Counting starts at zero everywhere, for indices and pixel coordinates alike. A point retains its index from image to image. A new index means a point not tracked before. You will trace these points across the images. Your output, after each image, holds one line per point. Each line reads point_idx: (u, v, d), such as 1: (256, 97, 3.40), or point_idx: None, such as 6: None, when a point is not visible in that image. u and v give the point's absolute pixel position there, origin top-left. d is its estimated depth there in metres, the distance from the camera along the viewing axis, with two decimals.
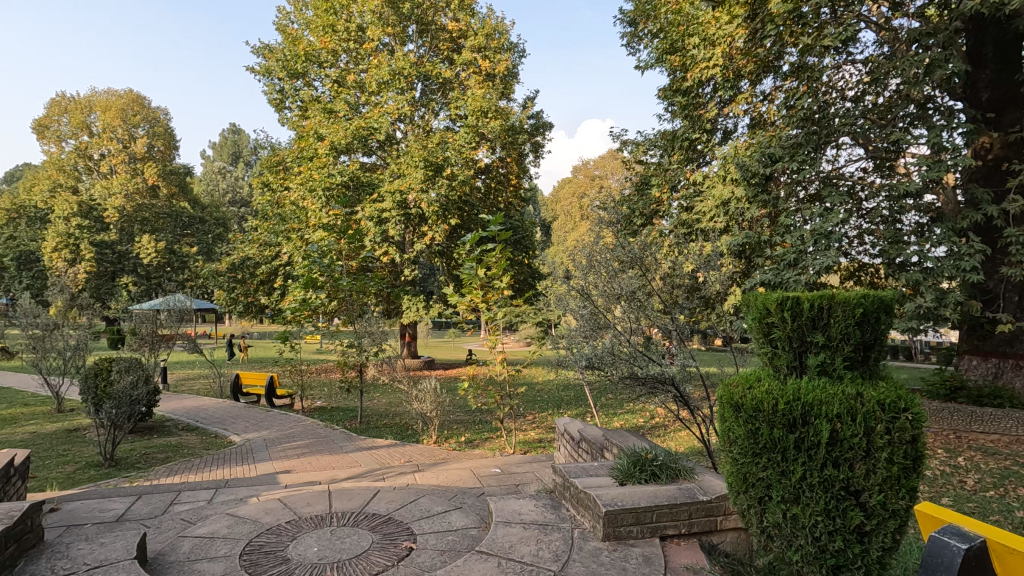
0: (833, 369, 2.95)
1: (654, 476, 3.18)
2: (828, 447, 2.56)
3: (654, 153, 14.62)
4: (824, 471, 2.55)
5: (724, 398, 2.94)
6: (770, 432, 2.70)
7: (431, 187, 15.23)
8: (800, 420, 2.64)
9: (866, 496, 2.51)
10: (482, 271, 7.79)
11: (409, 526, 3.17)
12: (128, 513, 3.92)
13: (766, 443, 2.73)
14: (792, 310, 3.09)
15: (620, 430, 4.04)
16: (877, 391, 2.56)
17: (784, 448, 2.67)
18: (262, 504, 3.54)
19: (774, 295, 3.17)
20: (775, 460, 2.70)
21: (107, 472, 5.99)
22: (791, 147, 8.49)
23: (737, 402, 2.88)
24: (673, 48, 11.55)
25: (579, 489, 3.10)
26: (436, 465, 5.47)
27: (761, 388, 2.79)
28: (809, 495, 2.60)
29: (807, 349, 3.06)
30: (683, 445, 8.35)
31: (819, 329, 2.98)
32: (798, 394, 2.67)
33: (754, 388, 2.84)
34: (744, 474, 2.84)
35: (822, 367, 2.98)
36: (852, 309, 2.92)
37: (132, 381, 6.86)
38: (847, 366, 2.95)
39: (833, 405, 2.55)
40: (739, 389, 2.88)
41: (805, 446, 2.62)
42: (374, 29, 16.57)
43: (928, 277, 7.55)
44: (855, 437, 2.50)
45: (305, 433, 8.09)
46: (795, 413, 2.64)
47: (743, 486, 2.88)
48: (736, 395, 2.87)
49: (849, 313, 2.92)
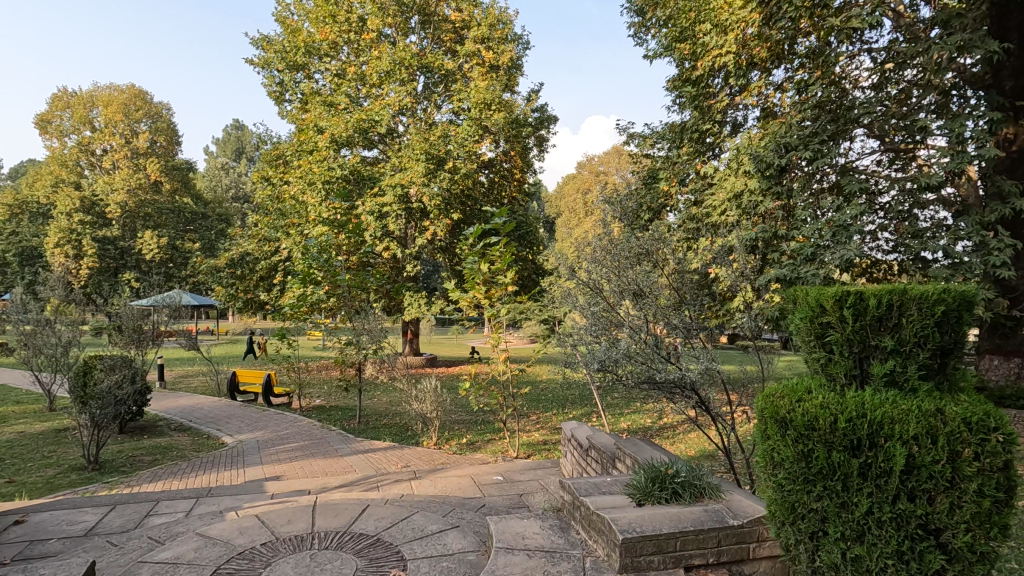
0: (904, 380, 2.67)
1: (676, 495, 2.85)
2: (902, 476, 2.27)
3: (662, 146, 14.26)
4: (896, 504, 2.27)
5: (766, 409, 2.70)
6: (828, 455, 2.44)
7: (433, 181, 14.90)
8: (867, 441, 2.36)
9: (949, 536, 2.20)
10: (485, 266, 7.47)
11: (399, 550, 2.85)
12: (98, 527, 3.63)
13: (824, 468, 2.45)
14: (854, 307, 2.78)
15: (634, 438, 3.70)
16: (960, 407, 2.26)
17: (846, 477, 2.39)
18: (238, 522, 3.22)
19: (832, 291, 2.87)
20: (833, 489, 2.43)
21: (90, 476, 5.71)
22: (807, 136, 8.11)
23: (783, 417, 2.63)
24: (681, 36, 11.18)
25: (591, 510, 2.77)
26: (434, 471, 5.15)
27: (815, 402, 2.55)
28: (877, 533, 2.31)
29: (870, 355, 2.77)
30: (693, 448, 8.03)
31: (888, 331, 2.69)
32: (864, 411, 2.40)
33: (806, 401, 2.59)
34: (794, 504, 2.58)
35: (890, 377, 2.70)
36: (931, 305, 2.60)
37: (115, 382, 6.55)
38: (921, 377, 2.67)
39: (909, 424, 2.27)
40: (787, 403, 2.63)
41: (873, 474, 2.34)
42: (375, 19, 16.26)
43: (953, 274, 7.18)
44: (936, 464, 2.20)
45: (301, 434, 7.80)
46: (861, 433, 2.37)
47: (790, 517, 2.62)
48: (782, 409, 2.63)
49: (928, 312, 2.60)
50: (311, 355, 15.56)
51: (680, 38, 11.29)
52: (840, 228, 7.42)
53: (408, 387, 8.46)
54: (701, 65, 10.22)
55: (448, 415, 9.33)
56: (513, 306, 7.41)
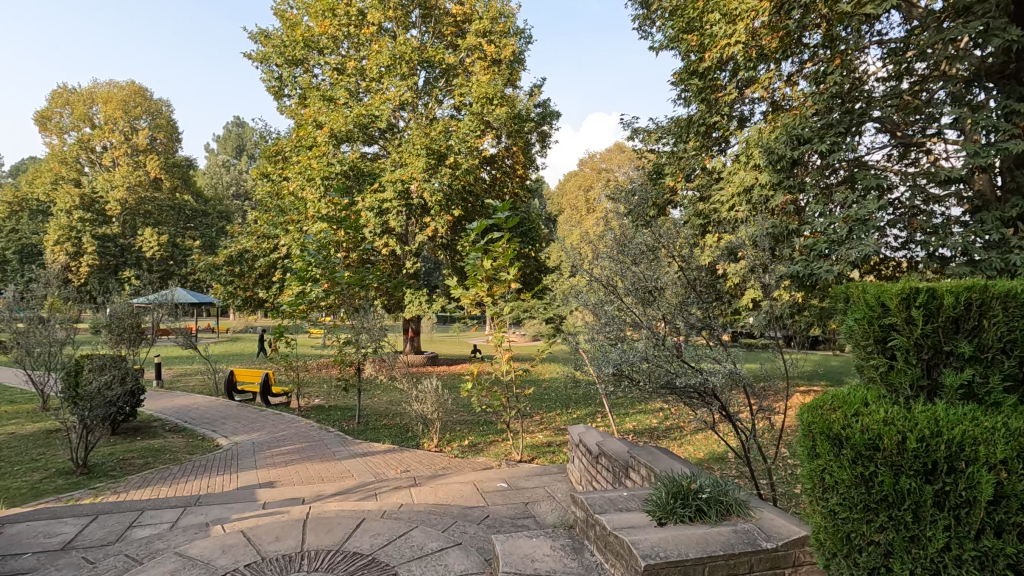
0: (985, 391, 2.48)
1: (700, 513, 2.61)
2: (988, 506, 1.95)
3: (667, 140, 14.02)
4: (980, 540, 1.94)
5: (818, 425, 2.41)
6: (895, 480, 2.13)
7: (434, 176, 14.67)
8: (943, 465, 2.04)
9: None
10: (488, 263, 7.24)
11: (395, 573, 2.61)
12: (76, 540, 3.41)
13: (889, 494, 2.14)
14: (926, 307, 2.58)
15: (649, 447, 3.46)
16: None
17: (916, 506, 2.09)
18: (222, 539, 2.99)
19: (898, 288, 2.66)
20: (900, 519, 2.12)
21: (77, 480, 5.50)
22: (820, 128, 7.85)
23: (837, 435, 2.33)
24: (688, 27, 10.92)
25: (608, 531, 2.54)
26: (435, 477, 4.92)
27: (876, 418, 2.24)
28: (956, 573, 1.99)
29: (943, 362, 2.58)
30: (702, 450, 7.79)
31: (966, 335, 2.51)
32: (938, 428, 2.08)
33: (864, 415, 2.29)
34: (849, 535, 2.29)
35: (969, 386, 2.51)
36: (1020, 305, 2.42)
37: (103, 384, 6.31)
38: (1006, 387, 2.47)
39: (996, 446, 1.94)
40: (842, 418, 2.34)
41: (950, 503, 2.02)
42: (375, 13, 16.03)
43: (974, 271, 6.92)
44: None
45: (298, 435, 7.59)
46: (936, 456, 2.05)
47: (844, 547, 2.33)
48: (835, 424, 2.34)
49: (1019, 312, 2.42)
50: (311, 353, 15.35)
51: (687, 30, 11.03)
52: (857, 222, 7.20)
53: (408, 387, 8.24)
54: (708, 56, 9.96)
55: (449, 415, 9.11)
56: (516, 304, 7.18)
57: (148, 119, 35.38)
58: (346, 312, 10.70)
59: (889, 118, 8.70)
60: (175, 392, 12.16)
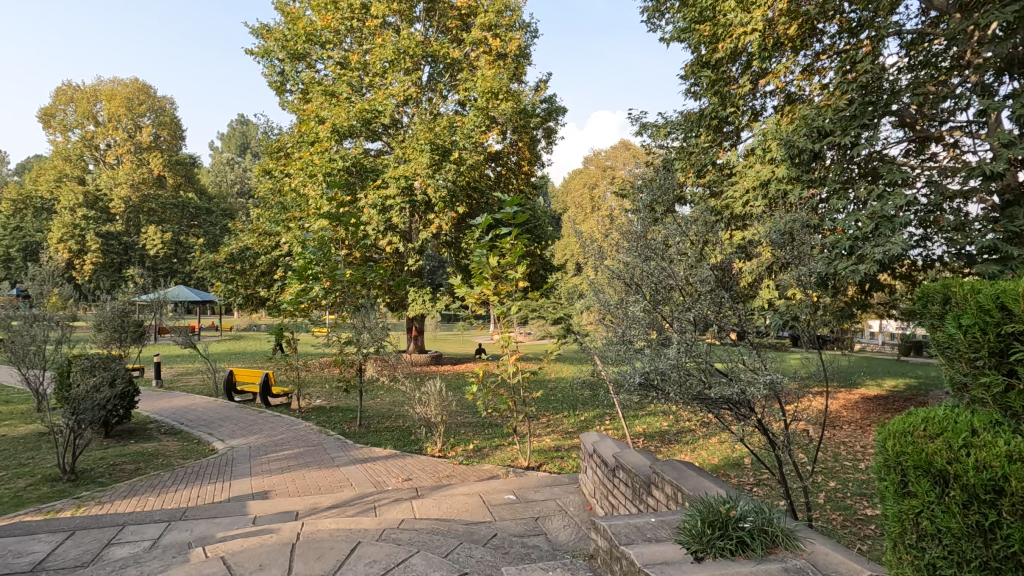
0: None
1: (743, 545, 2.30)
2: None
3: (676, 136, 13.69)
4: None
5: (912, 460, 2.05)
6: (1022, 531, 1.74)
7: (438, 172, 14.38)
8: None
9: None
10: (494, 260, 6.91)
11: None
12: (47, 562, 3.13)
13: (1014, 548, 1.77)
14: None
15: (673, 461, 3.13)
16: None
17: None
18: (202, 565, 2.71)
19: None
20: None
21: (63, 488, 5.23)
22: (843, 120, 7.51)
23: (938, 468, 1.98)
24: (701, 17, 10.57)
25: (637, 568, 2.23)
26: (439, 488, 4.63)
27: (989, 453, 1.85)
28: None
29: None
30: (717, 456, 7.47)
31: None
32: None
33: (976, 448, 1.90)
34: None
35: None
36: None
37: (92, 386, 6.04)
38: None
39: None
40: (944, 449, 1.96)
41: None
42: (378, 6, 15.72)
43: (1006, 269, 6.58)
44: None
45: (296, 439, 7.31)
46: None
47: None
48: (937, 459, 1.97)
49: None
50: (313, 352, 15.07)
51: (699, 20, 10.68)
52: (883, 219, 6.93)
53: (410, 388, 7.96)
54: (722, 46, 9.73)
55: (452, 418, 8.81)
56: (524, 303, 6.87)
57: (152, 116, 35.24)
58: (348, 311, 10.41)
59: (911, 110, 8.37)
60: (174, 392, 11.91)
